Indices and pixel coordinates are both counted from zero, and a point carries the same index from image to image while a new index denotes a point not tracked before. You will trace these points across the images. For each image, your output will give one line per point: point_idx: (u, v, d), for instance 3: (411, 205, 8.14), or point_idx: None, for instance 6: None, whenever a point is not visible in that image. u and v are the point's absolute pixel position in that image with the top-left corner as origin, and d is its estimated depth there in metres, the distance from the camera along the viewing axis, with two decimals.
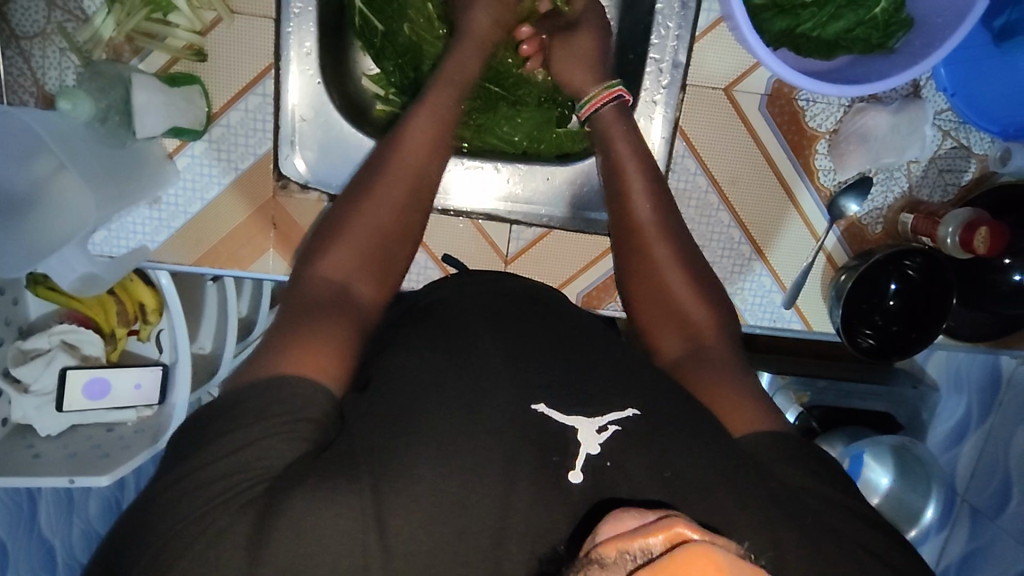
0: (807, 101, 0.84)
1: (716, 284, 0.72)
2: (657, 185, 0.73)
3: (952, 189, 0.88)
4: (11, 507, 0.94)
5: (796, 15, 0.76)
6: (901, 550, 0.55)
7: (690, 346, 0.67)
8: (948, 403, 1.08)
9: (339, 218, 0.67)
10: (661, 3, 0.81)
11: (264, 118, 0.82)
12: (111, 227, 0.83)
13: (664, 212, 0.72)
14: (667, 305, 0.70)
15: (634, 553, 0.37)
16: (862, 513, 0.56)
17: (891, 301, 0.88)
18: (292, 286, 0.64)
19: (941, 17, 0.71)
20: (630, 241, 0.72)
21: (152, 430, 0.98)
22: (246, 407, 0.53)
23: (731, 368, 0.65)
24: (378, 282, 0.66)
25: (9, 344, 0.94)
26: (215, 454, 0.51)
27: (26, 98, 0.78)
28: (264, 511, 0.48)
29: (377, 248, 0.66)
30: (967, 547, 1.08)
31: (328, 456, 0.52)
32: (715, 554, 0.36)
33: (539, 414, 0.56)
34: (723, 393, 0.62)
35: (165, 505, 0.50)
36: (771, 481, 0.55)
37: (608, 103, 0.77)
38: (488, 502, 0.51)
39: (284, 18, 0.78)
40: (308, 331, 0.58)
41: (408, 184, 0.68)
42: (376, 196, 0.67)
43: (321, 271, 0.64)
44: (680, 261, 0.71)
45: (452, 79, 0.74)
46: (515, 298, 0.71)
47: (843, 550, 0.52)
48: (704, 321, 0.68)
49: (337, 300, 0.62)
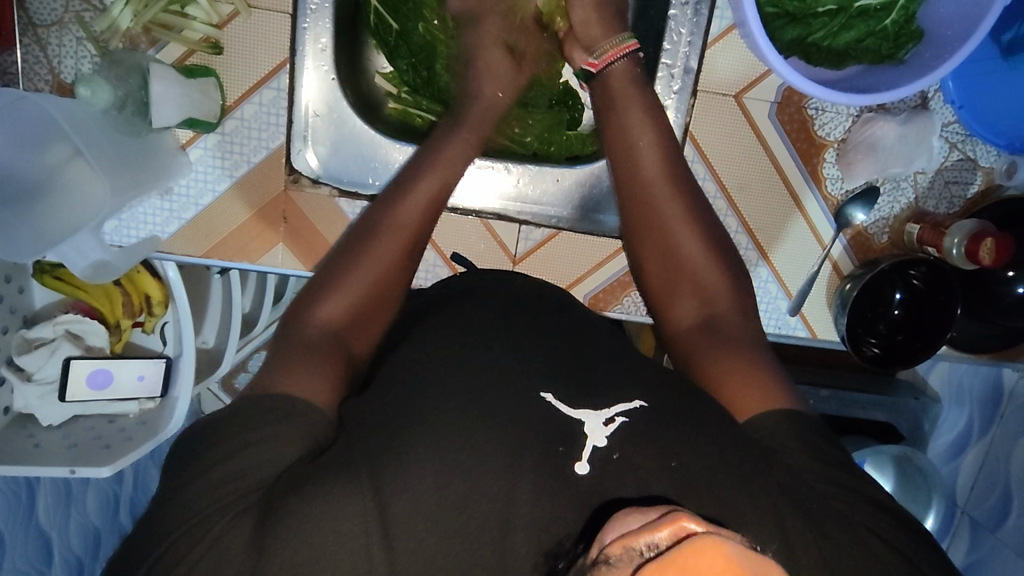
0: (816, 110, 0.85)
1: (738, 261, 0.72)
2: (672, 165, 0.73)
3: (959, 201, 0.88)
4: (11, 497, 0.92)
5: (808, 24, 0.77)
6: (912, 535, 0.55)
7: (703, 313, 0.69)
8: (949, 414, 1.10)
9: (335, 268, 0.67)
10: (674, 10, 0.81)
11: (278, 112, 0.82)
12: (122, 216, 0.83)
13: (675, 195, 0.72)
14: (679, 269, 0.71)
15: (640, 548, 0.38)
16: (871, 497, 0.56)
17: (896, 310, 0.89)
18: (283, 335, 0.63)
19: (951, 29, 0.72)
20: (649, 224, 0.72)
21: (154, 422, 0.97)
22: (247, 415, 0.54)
23: (741, 341, 0.66)
24: (369, 333, 0.67)
25: (12, 332, 0.93)
26: (221, 455, 0.52)
27: (41, 85, 0.79)
28: (264, 513, 0.49)
29: (373, 304, 0.66)
30: (967, 559, 1.07)
31: (327, 457, 0.53)
32: (723, 544, 0.37)
33: (546, 404, 0.57)
34: (737, 376, 0.63)
35: (172, 502, 0.51)
36: (778, 468, 0.56)
37: (621, 56, 0.75)
38: (499, 487, 0.51)
39: (301, 14, 0.79)
40: (301, 353, 0.60)
41: (406, 241, 0.69)
42: (371, 254, 0.67)
43: (318, 328, 0.63)
44: (709, 250, 0.71)
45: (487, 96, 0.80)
46: (526, 296, 0.72)
47: (850, 533, 0.53)
48: (720, 291, 0.70)
49: (326, 343, 0.62)
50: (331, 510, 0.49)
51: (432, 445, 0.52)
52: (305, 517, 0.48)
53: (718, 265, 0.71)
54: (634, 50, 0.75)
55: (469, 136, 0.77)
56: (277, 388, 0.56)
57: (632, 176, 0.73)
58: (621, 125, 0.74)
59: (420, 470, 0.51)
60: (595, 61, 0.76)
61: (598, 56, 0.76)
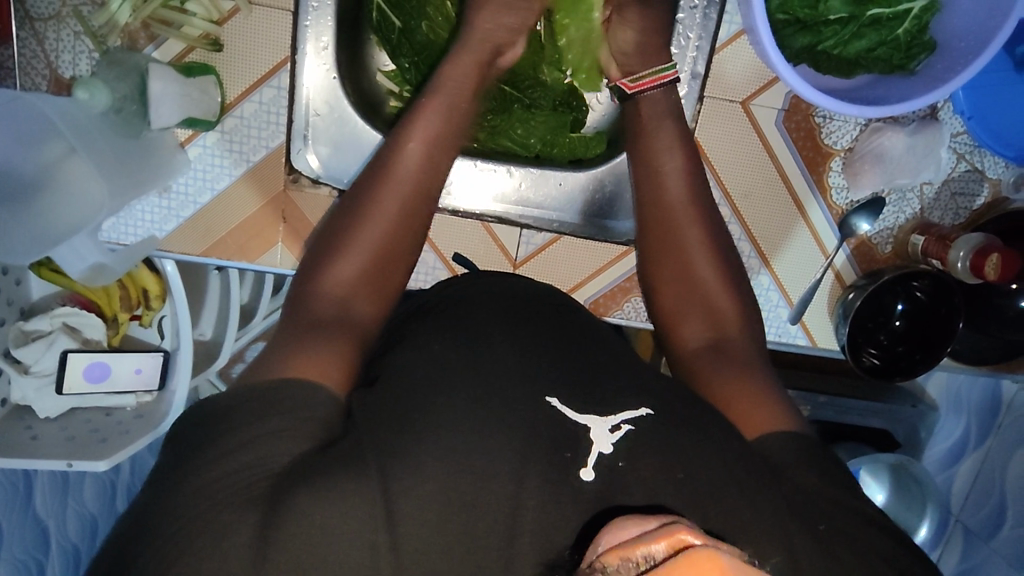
0: (823, 118, 0.85)
1: (745, 280, 0.73)
2: (695, 185, 0.74)
3: (964, 213, 0.87)
4: (9, 488, 0.92)
5: (818, 32, 0.75)
6: (914, 553, 0.55)
7: (713, 335, 0.69)
8: (947, 422, 1.08)
9: (338, 235, 0.67)
10: (682, 13, 0.81)
11: (278, 111, 0.82)
12: (119, 214, 0.82)
13: (695, 216, 0.73)
14: (692, 291, 0.71)
15: (637, 560, 0.38)
16: (876, 519, 0.56)
17: (897, 322, 0.88)
18: (293, 306, 0.64)
19: (964, 41, 0.71)
20: (665, 237, 0.73)
21: (152, 415, 0.97)
22: (243, 410, 0.53)
23: (749, 366, 0.66)
24: (374, 305, 0.66)
25: (10, 324, 0.93)
26: (217, 460, 0.52)
27: (38, 81, 0.78)
28: (267, 509, 0.49)
29: (374, 272, 0.66)
30: (959, 567, 1.08)
31: (332, 451, 0.52)
32: (720, 557, 0.37)
33: (552, 409, 0.57)
34: (739, 393, 0.64)
35: (163, 506, 0.50)
36: (782, 482, 0.56)
37: (661, 85, 0.77)
38: (505, 492, 0.51)
39: (302, 11, 0.78)
40: (306, 347, 0.59)
41: (404, 200, 0.68)
42: (366, 216, 0.67)
43: (320, 295, 0.64)
44: (718, 265, 0.72)
45: (481, 39, 0.76)
46: (527, 300, 0.72)
47: (856, 550, 0.53)
48: (729, 310, 0.70)
49: (338, 321, 0.63)
50: (337, 513, 0.48)
51: (433, 450, 0.52)
52: (309, 520, 0.48)
53: (727, 282, 0.71)
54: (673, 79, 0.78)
55: (457, 75, 0.74)
56: (274, 385, 0.55)
57: (657, 189, 0.74)
58: (647, 137, 0.76)
59: (422, 478, 0.50)
60: (629, 83, 0.78)
61: (636, 81, 0.77)
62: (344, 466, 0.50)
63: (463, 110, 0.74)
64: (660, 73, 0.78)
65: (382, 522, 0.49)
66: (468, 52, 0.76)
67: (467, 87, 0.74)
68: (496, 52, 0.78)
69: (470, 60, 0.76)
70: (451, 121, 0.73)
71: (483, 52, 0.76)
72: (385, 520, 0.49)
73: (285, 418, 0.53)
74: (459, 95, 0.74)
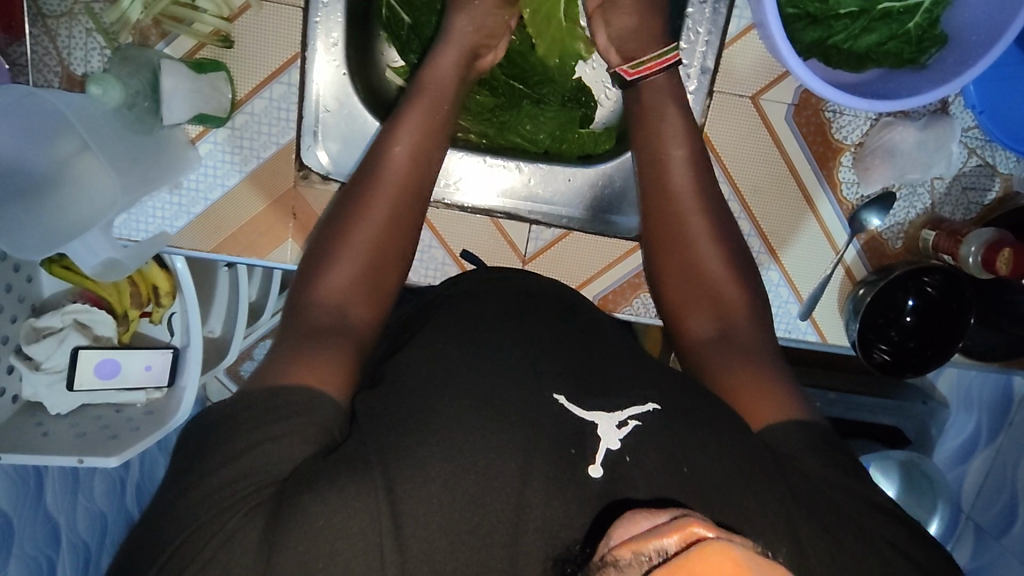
0: (834, 113, 0.84)
1: (756, 276, 0.73)
2: (697, 179, 0.74)
3: (975, 208, 0.87)
4: (20, 484, 0.92)
5: (828, 26, 0.75)
6: (925, 547, 0.55)
7: (720, 327, 0.69)
8: (957, 419, 1.09)
9: (338, 232, 0.67)
10: (691, 8, 0.82)
11: (287, 108, 0.82)
12: (130, 211, 0.83)
13: (701, 210, 0.73)
14: (701, 284, 0.71)
15: (649, 554, 0.38)
16: (885, 511, 0.56)
17: (907, 318, 0.88)
18: (296, 310, 0.64)
19: (975, 34, 0.71)
20: (673, 238, 0.73)
21: (161, 412, 0.97)
22: (249, 416, 0.54)
23: (758, 357, 0.66)
24: (374, 304, 0.66)
25: (21, 321, 0.93)
26: (229, 456, 0.52)
27: (51, 78, 0.78)
28: (276, 506, 0.50)
29: (375, 269, 0.67)
30: (971, 564, 1.08)
31: (334, 455, 0.53)
32: (733, 550, 0.37)
33: (558, 405, 0.57)
34: (748, 382, 0.64)
35: (177, 504, 0.51)
36: (792, 478, 0.55)
37: (666, 68, 0.76)
38: (512, 488, 0.51)
39: (312, 7, 0.79)
40: (312, 349, 0.60)
41: (395, 200, 0.68)
42: (365, 217, 0.67)
43: (323, 295, 0.65)
44: (727, 261, 0.71)
45: (460, 39, 0.77)
46: (536, 297, 0.72)
47: (866, 544, 0.52)
48: (736, 302, 0.70)
49: (337, 327, 0.63)
50: (343, 509, 0.49)
51: (439, 448, 0.52)
52: (316, 517, 0.48)
53: (737, 277, 0.71)
54: (675, 62, 0.76)
55: (443, 76, 0.75)
56: (282, 388, 0.56)
57: (659, 187, 0.74)
58: (655, 135, 0.75)
59: (429, 472, 0.50)
60: (630, 69, 0.77)
61: (635, 67, 0.76)
62: (349, 467, 0.51)
63: (447, 109, 0.75)
64: (663, 56, 0.76)
65: (386, 520, 0.49)
66: (445, 50, 0.76)
67: (451, 86, 0.75)
68: (475, 54, 0.78)
69: (449, 59, 0.76)
70: (439, 119, 0.73)
71: (460, 45, 0.77)
72: (391, 521, 0.49)
73: (285, 423, 0.53)
74: (446, 95, 0.74)
